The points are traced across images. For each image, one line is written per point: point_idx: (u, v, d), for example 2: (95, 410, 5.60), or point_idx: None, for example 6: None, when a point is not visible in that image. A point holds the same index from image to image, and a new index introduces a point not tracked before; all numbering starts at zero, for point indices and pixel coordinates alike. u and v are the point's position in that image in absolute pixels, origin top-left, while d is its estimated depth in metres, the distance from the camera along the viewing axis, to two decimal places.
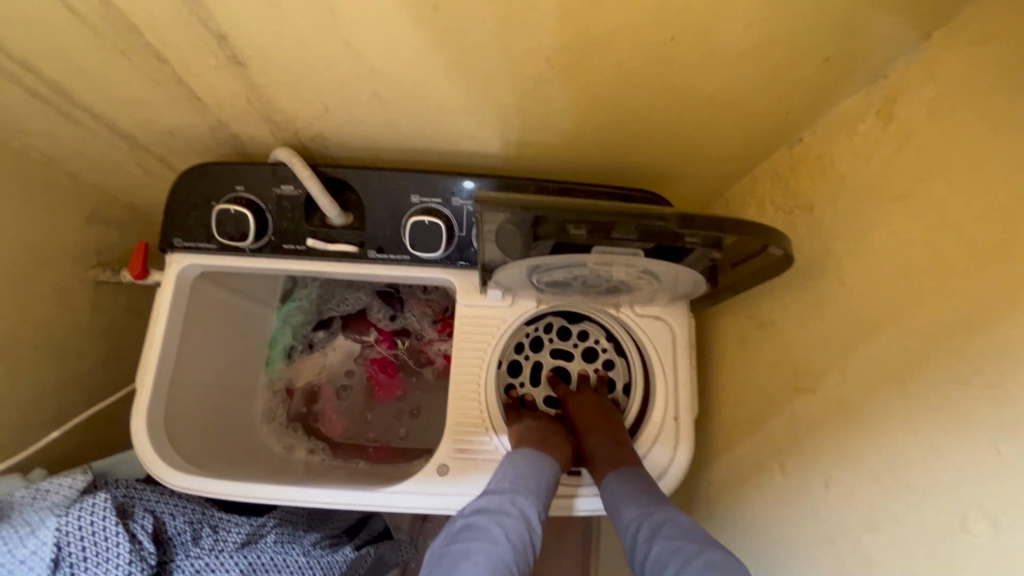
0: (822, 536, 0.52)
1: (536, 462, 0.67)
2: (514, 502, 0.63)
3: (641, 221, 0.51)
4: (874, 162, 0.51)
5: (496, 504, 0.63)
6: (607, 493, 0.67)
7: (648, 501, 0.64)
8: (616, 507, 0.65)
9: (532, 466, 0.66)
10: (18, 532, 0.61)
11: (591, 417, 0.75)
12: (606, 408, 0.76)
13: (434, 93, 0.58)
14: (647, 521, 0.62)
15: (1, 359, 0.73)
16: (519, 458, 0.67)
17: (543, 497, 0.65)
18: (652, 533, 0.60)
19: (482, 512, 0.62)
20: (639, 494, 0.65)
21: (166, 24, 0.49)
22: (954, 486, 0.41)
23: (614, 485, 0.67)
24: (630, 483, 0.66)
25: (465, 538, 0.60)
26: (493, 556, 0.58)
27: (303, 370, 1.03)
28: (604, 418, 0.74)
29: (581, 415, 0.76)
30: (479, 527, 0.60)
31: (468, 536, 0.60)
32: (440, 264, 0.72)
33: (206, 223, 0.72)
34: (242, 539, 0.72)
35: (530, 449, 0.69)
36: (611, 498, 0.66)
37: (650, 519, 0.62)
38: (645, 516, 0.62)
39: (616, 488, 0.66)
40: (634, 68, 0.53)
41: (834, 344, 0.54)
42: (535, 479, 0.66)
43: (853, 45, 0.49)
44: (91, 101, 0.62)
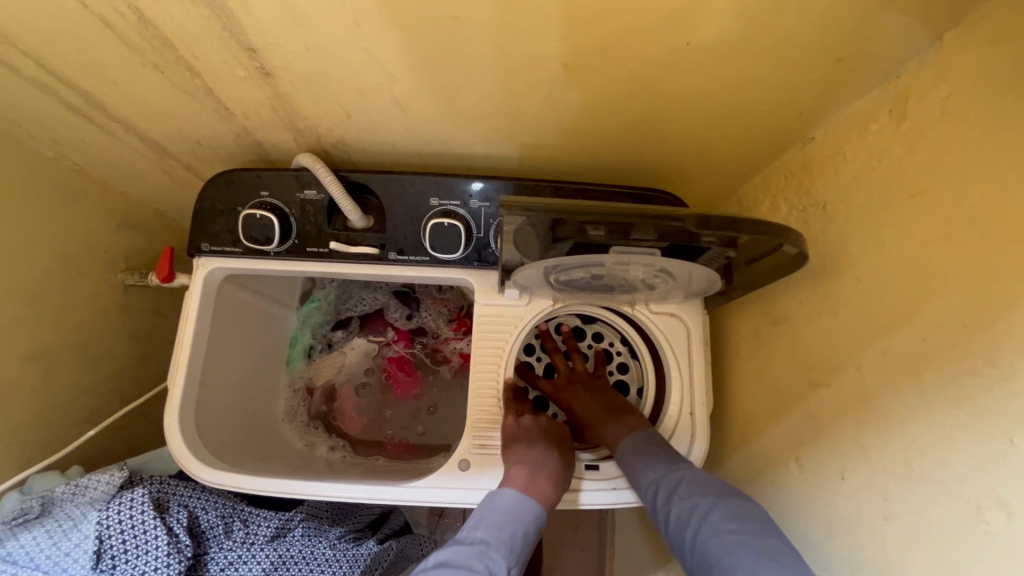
0: (839, 528, 0.54)
1: (518, 507, 0.65)
2: (482, 556, 0.61)
3: (659, 223, 0.52)
4: (888, 161, 0.52)
5: (462, 558, 0.60)
6: (624, 453, 0.69)
7: (666, 462, 0.67)
8: (633, 472, 0.68)
9: (513, 509, 0.65)
10: (62, 526, 0.64)
11: (589, 407, 0.75)
12: (606, 388, 0.77)
13: (453, 99, 0.60)
14: (665, 482, 0.65)
15: (38, 361, 0.76)
16: (500, 502, 0.65)
17: (516, 552, 0.63)
18: (671, 493, 0.64)
19: (445, 566, 0.60)
20: (654, 459, 0.68)
21: (198, 38, 0.51)
22: (966, 477, 0.42)
23: (633, 445, 0.69)
24: (645, 449, 0.69)
25: None
26: None
27: (323, 369, 1.05)
28: (603, 399, 0.76)
29: (585, 403, 0.76)
30: None
31: None
32: (458, 265, 0.74)
33: (232, 228, 0.75)
34: (272, 533, 0.75)
35: (516, 489, 0.66)
36: (628, 462, 0.69)
37: (668, 479, 0.65)
38: (662, 477, 0.66)
39: (633, 455, 0.69)
40: (647, 71, 0.54)
41: (850, 339, 0.54)
42: (509, 528, 0.64)
43: (865, 47, 0.50)
44: (123, 112, 0.65)
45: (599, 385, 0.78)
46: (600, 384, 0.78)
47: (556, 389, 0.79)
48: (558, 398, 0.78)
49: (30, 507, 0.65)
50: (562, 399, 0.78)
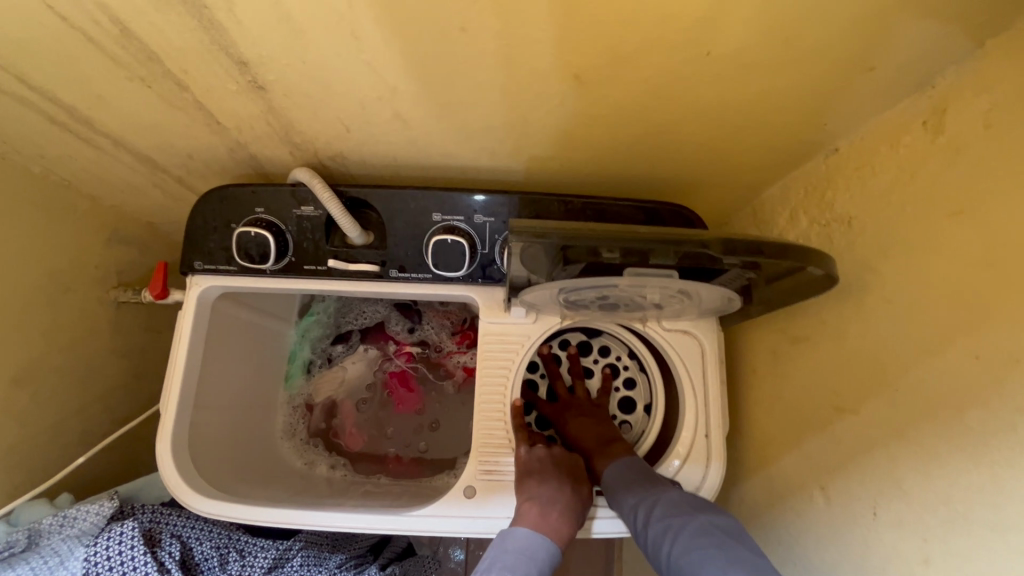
0: (870, 565, 0.50)
1: (532, 546, 0.61)
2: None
3: (679, 248, 0.49)
4: (920, 177, 0.49)
5: None
6: (609, 481, 0.67)
7: (644, 483, 0.64)
8: (614, 496, 0.65)
9: (525, 546, 0.61)
10: (48, 561, 0.61)
11: (585, 433, 0.73)
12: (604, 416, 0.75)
13: (458, 111, 0.56)
14: (644, 503, 0.62)
15: (26, 385, 0.74)
16: (513, 542, 0.62)
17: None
18: (651, 512, 0.61)
19: None
20: (632, 481, 0.65)
21: (187, 52, 0.48)
22: (1017, 524, 0.38)
23: (618, 472, 0.67)
24: (627, 475, 0.66)
25: None
26: None
27: (322, 386, 1.02)
28: (597, 427, 0.73)
29: (580, 432, 0.73)
30: None
31: None
32: (462, 282, 0.71)
33: (226, 245, 0.71)
34: (269, 564, 0.71)
35: (529, 528, 0.62)
36: (611, 486, 0.66)
37: (647, 499, 0.62)
38: (640, 497, 0.63)
39: (616, 478, 0.66)
40: (663, 82, 0.51)
41: (879, 364, 0.51)
42: (525, 569, 0.60)
43: (899, 55, 0.46)
44: (111, 127, 0.62)
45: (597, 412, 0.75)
46: (601, 412, 0.75)
47: (555, 413, 0.76)
48: (557, 422, 0.76)
49: (15, 540, 0.62)
50: (561, 424, 0.75)
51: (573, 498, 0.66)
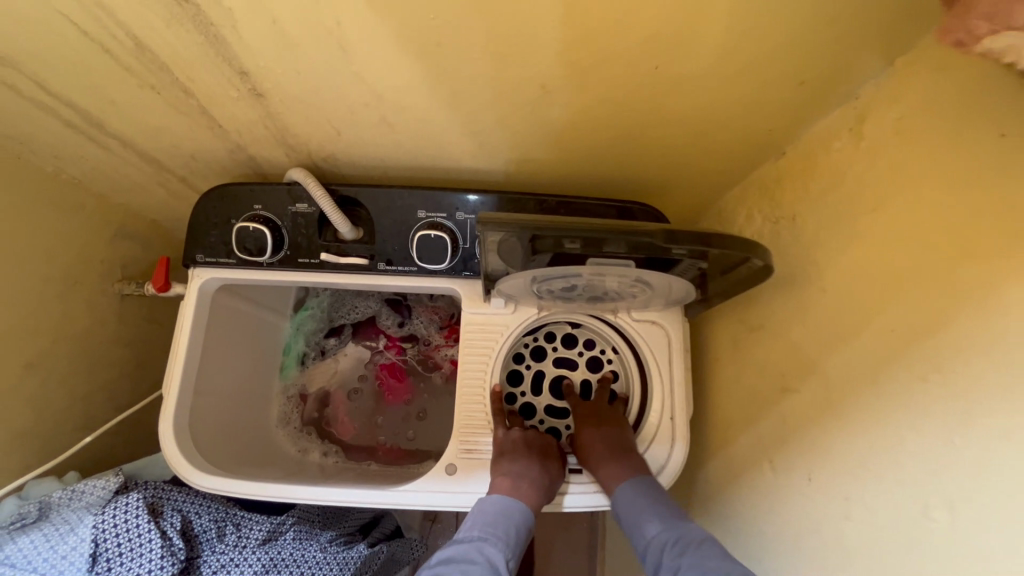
0: (806, 527, 0.56)
1: (507, 508, 0.68)
2: (481, 551, 0.65)
3: (630, 237, 0.55)
4: (848, 178, 0.55)
5: (462, 553, 0.65)
6: (622, 503, 0.69)
7: (670, 519, 0.66)
8: (637, 524, 0.67)
9: (501, 505, 0.68)
10: (59, 529, 0.66)
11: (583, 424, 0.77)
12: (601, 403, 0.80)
13: (439, 117, 0.62)
14: (671, 539, 0.64)
15: (37, 370, 0.79)
16: (488, 505, 0.69)
17: (511, 546, 0.67)
18: (676, 552, 0.62)
19: (448, 563, 0.65)
20: (658, 514, 0.67)
21: (194, 63, 0.53)
22: (918, 477, 0.44)
23: (630, 495, 0.69)
24: (647, 503, 0.68)
25: None
26: None
27: (316, 376, 1.08)
28: (595, 420, 0.77)
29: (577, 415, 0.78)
30: None
31: None
32: (446, 275, 0.77)
33: (226, 240, 0.77)
34: (264, 536, 0.76)
35: (502, 494, 0.69)
36: (630, 512, 0.68)
37: (674, 537, 0.64)
38: (668, 533, 0.65)
39: (634, 500, 0.68)
40: (620, 92, 0.57)
41: (816, 346, 0.57)
42: (502, 525, 0.67)
43: (825, 71, 0.52)
44: (120, 130, 0.67)
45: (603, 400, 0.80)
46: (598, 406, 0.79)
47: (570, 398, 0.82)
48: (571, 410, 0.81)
49: (28, 512, 0.67)
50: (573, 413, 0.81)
51: (541, 472, 0.72)
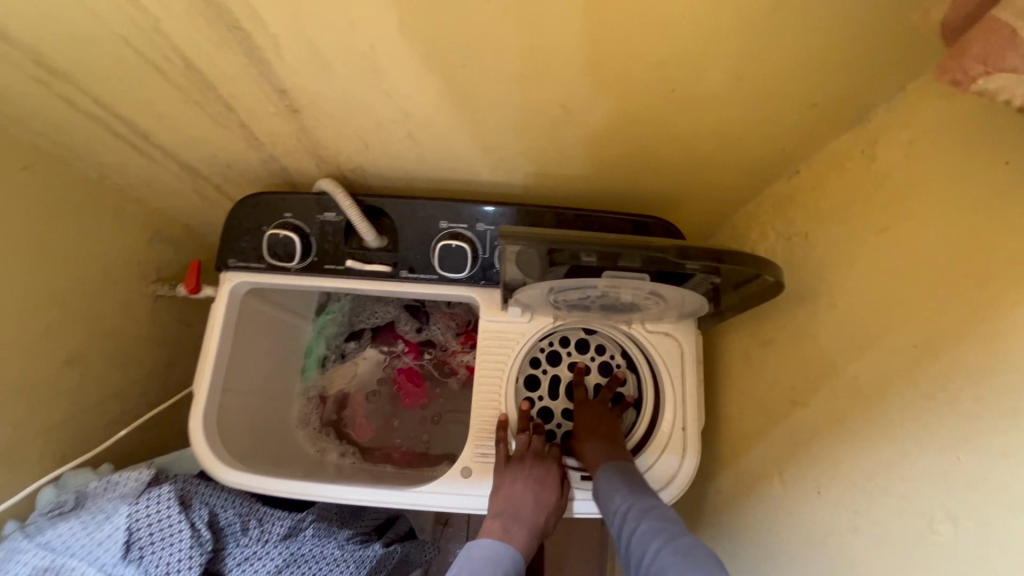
0: (815, 539, 0.57)
1: (498, 554, 0.69)
2: None
3: (645, 252, 0.57)
4: (859, 197, 0.56)
5: None
6: (598, 480, 0.72)
7: (635, 490, 0.70)
8: (607, 493, 0.70)
9: (485, 551, 0.69)
10: (96, 517, 0.69)
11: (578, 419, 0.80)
12: (604, 407, 0.81)
13: (463, 134, 0.65)
14: (632, 505, 0.68)
15: (76, 366, 0.83)
16: (478, 551, 0.69)
17: None
18: (637, 517, 0.66)
19: None
20: (626, 486, 0.70)
21: (238, 84, 0.57)
22: (924, 492, 0.45)
23: (606, 472, 0.72)
24: (611, 479, 0.71)
25: None
26: None
27: (335, 378, 1.11)
28: (593, 414, 0.80)
29: (580, 419, 0.80)
30: None
31: None
32: (465, 284, 0.79)
33: (256, 246, 0.80)
34: (285, 531, 0.78)
35: (492, 538, 0.70)
36: (604, 483, 0.71)
37: (635, 502, 0.68)
38: (629, 500, 0.68)
39: (611, 475, 0.72)
40: (637, 111, 0.59)
41: (826, 362, 0.58)
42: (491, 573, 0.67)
43: (837, 95, 0.54)
44: (163, 141, 0.71)
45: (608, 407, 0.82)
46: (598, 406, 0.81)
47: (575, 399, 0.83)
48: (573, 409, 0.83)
49: (65, 500, 0.71)
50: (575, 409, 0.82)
51: (540, 510, 0.73)
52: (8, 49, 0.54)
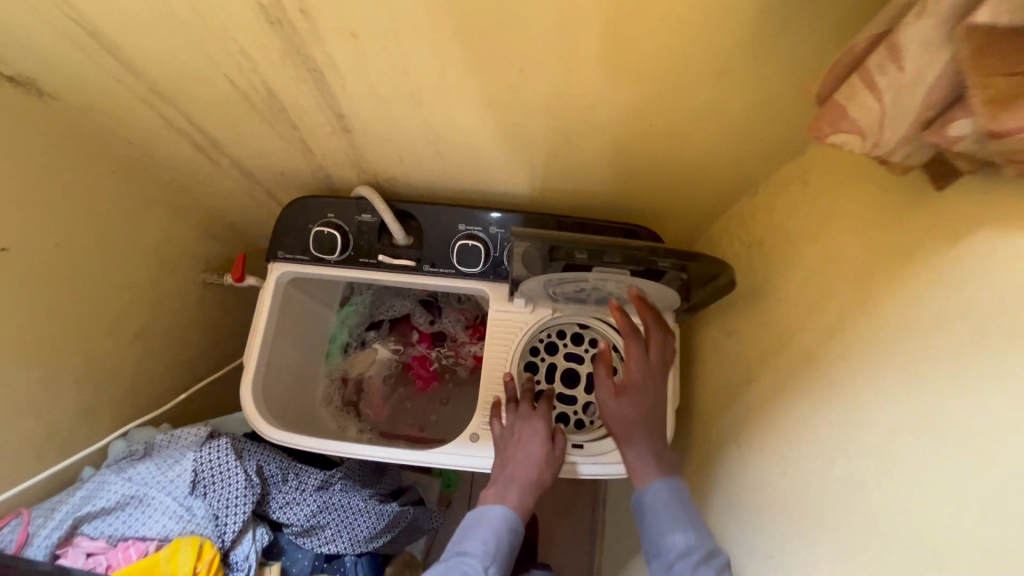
0: (759, 487, 0.70)
1: (494, 518, 0.78)
2: (461, 564, 0.72)
3: (625, 249, 0.72)
4: (797, 213, 0.70)
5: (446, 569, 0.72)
6: (651, 501, 0.72)
7: (694, 528, 0.69)
8: (662, 526, 0.69)
9: (481, 517, 0.78)
10: (165, 461, 0.80)
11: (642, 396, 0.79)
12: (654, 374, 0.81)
13: (482, 152, 0.79)
14: (697, 549, 0.67)
15: (142, 340, 0.97)
16: (474, 516, 0.79)
17: (495, 553, 0.74)
18: (691, 562, 0.66)
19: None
20: (683, 523, 0.69)
21: (304, 109, 0.72)
22: (830, 439, 0.59)
23: (662, 497, 0.72)
24: (671, 512, 0.70)
25: None
26: None
27: (356, 363, 1.26)
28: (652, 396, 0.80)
29: (636, 385, 0.80)
30: None
31: None
32: (478, 278, 0.93)
33: (302, 240, 0.94)
34: (318, 483, 0.90)
35: (488, 502, 0.80)
36: (660, 512, 0.71)
37: (702, 547, 0.67)
38: (696, 544, 0.67)
39: (667, 505, 0.71)
40: (624, 140, 0.73)
41: (772, 345, 0.72)
42: (486, 536, 0.75)
43: (779, 133, 0.68)
44: (232, 151, 0.85)
45: (654, 398, 0.81)
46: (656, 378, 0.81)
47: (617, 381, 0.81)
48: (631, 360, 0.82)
49: (137, 449, 0.85)
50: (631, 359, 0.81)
51: (531, 469, 0.82)
52: (132, 80, 0.69)
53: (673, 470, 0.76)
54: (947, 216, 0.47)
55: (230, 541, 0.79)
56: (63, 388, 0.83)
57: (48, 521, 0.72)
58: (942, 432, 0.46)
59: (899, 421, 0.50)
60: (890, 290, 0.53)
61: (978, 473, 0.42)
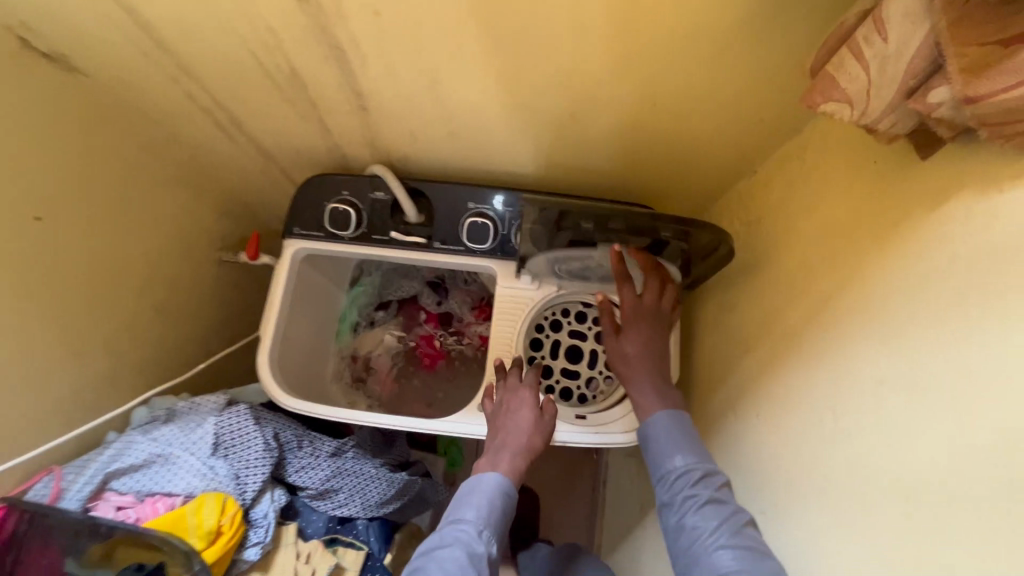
0: (755, 450, 0.74)
1: (490, 483, 0.81)
2: (457, 529, 0.76)
3: (627, 213, 0.83)
4: (793, 190, 0.74)
5: (441, 537, 0.76)
6: (656, 430, 0.76)
7: (696, 451, 0.73)
8: (665, 451, 0.74)
9: (476, 484, 0.81)
10: (188, 424, 0.86)
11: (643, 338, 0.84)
12: (654, 318, 0.86)
13: (493, 131, 0.83)
14: (696, 468, 0.71)
15: (163, 313, 1.01)
16: (469, 483, 0.83)
17: (491, 516, 0.78)
18: (693, 481, 0.70)
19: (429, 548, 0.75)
20: (684, 447, 0.74)
21: (325, 86, 0.75)
22: (819, 399, 0.62)
23: (665, 427, 0.76)
24: (672, 437, 0.75)
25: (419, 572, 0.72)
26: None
27: (365, 342, 1.29)
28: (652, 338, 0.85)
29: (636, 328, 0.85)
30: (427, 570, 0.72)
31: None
32: (487, 255, 0.96)
33: (317, 217, 0.97)
34: (332, 449, 0.94)
35: (481, 471, 0.83)
36: (663, 438, 0.75)
37: (700, 466, 0.71)
38: (694, 463, 0.72)
39: (670, 433, 0.76)
40: (629, 120, 0.77)
41: (769, 316, 0.76)
42: (483, 501, 0.79)
43: (777, 113, 0.72)
44: (252, 130, 0.89)
45: (655, 340, 0.85)
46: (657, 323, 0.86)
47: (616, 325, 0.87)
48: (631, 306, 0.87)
49: (158, 415, 0.89)
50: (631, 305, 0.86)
51: (523, 434, 0.85)
52: (163, 58, 0.73)
53: (677, 404, 0.80)
54: (929, 185, 0.51)
55: (251, 498, 0.83)
56: (90, 356, 0.87)
57: (80, 476, 0.79)
58: (916, 383, 0.50)
59: (880, 376, 0.54)
60: (879, 255, 0.56)
61: (947, 416, 0.46)
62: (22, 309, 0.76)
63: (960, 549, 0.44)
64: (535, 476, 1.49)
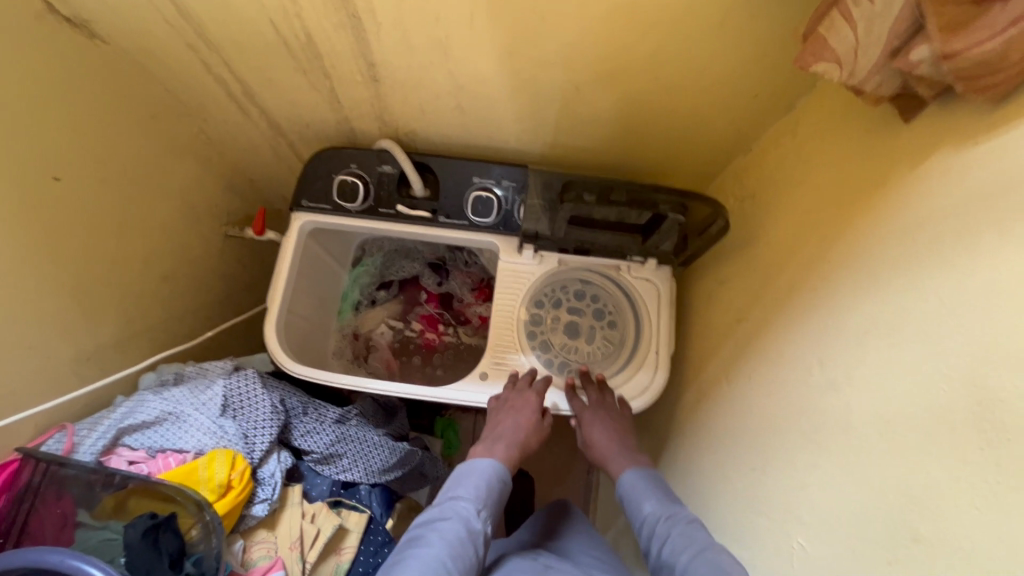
0: (742, 411, 0.78)
1: (483, 470, 0.84)
2: (452, 505, 0.78)
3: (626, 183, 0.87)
4: (785, 164, 0.78)
5: (437, 511, 0.77)
6: (627, 485, 0.85)
7: (665, 498, 0.80)
8: (636, 501, 0.82)
9: (471, 468, 0.85)
10: (197, 387, 0.89)
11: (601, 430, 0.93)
12: (608, 404, 0.95)
13: (499, 105, 0.86)
14: (664, 511, 0.77)
15: (167, 283, 1.02)
16: (464, 467, 0.86)
17: (484, 498, 0.80)
18: (665, 519, 0.76)
19: (426, 521, 0.76)
20: (652, 494, 0.81)
21: (340, 56, 0.78)
22: (803, 355, 0.66)
23: (634, 478, 0.86)
24: (642, 487, 0.83)
25: (417, 541, 0.72)
26: (451, 542, 0.71)
27: (366, 321, 1.31)
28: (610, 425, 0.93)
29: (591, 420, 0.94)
30: (426, 535, 0.73)
31: (417, 542, 0.72)
32: (489, 230, 0.99)
33: (326, 190, 1.00)
34: (337, 417, 0.96)
35: (475, 458, 0.88)
36: (635, 492, 0.83)
37: (668, 509, 0.77)
38: (661, 507, 0.78)
39: (639, 484, 0.84)
40: (632, 95, 0.80)
41: (760, 285, 0.79)
42: (479, 486, 0.82)
43: (770, 90, 0.75)
44: (264, 101, 0.91)
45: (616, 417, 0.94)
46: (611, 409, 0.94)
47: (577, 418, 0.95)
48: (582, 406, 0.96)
49: (168, 378, 0.93)
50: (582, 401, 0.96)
51: (520, 431, 0.90)
52: (182, 23, 0.75)
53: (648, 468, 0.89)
54: (914, 145, 0.54)
55: (259, 458, 0.86)
56: (99, 317, 0.88)
57: (93, 431, 0.82)
58: (890, 327, 0.53)
59: (858, 324, 0.58)
60: (864, 216, 0.60)
61: (915, 353, 0.50)
62: (40, 267, 0.78)
63: (931, 506, 0.46)
64: (530, 458, 1.52)
